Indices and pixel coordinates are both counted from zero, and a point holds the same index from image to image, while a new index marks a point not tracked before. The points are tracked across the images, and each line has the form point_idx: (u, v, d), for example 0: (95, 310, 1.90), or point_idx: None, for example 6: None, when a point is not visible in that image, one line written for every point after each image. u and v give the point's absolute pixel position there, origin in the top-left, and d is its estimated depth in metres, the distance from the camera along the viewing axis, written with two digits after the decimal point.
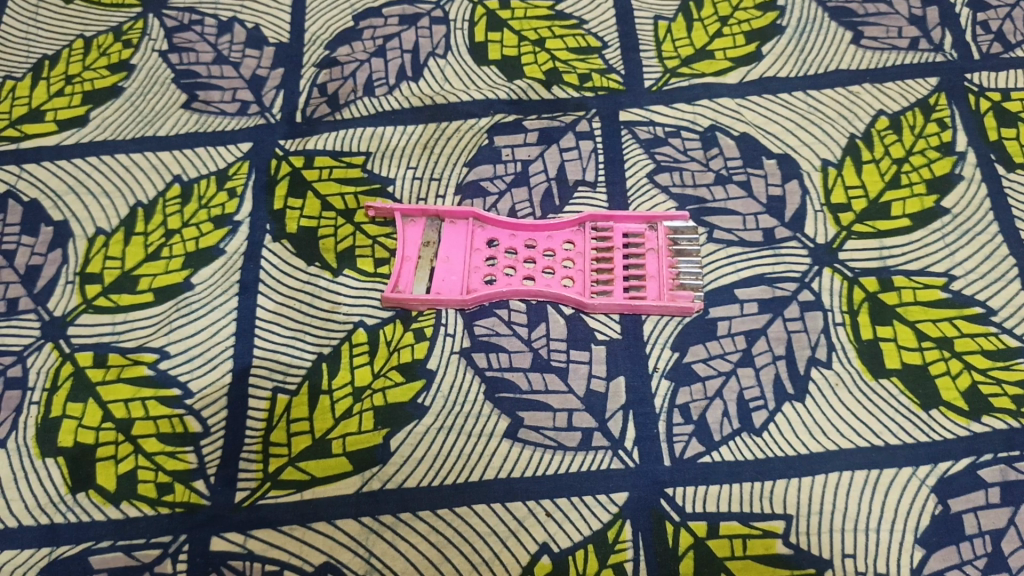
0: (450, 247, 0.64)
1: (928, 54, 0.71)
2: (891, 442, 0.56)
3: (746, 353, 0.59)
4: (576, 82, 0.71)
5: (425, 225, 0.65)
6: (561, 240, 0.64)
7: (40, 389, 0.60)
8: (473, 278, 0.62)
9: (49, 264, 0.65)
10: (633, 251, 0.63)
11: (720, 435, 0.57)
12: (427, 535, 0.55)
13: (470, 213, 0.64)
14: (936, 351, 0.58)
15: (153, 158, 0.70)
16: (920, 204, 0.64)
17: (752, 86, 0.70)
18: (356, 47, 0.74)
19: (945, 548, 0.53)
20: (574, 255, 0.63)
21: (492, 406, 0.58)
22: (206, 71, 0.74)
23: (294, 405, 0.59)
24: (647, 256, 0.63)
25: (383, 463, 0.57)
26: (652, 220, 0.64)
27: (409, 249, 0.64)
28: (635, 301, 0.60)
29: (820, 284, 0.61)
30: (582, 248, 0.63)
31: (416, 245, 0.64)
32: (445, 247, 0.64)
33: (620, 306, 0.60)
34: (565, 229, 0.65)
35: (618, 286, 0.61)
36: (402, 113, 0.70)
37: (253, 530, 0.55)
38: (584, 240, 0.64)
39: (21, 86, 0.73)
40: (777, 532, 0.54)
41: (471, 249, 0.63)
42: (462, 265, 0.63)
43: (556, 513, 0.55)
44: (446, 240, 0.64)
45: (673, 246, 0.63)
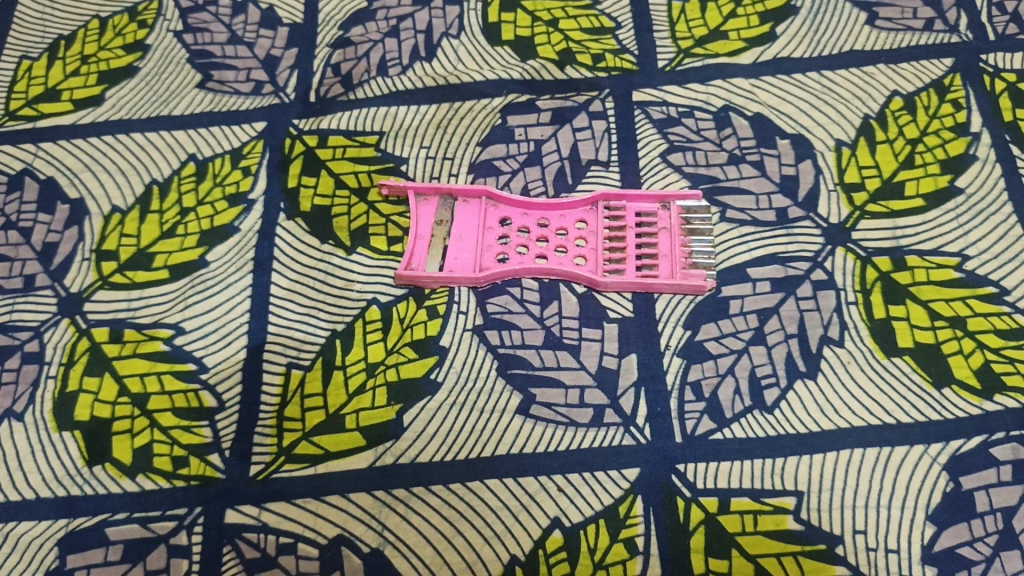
0: (462, 226, 0.64)
1: (943, 35, 0.70)
2: (903, 420, 0.56)
3: (758, 332, 0.59)
4: (589, 62, 0.71)
5: (438, 204, 0.65)
6: (574, 219, 0.64)
7: (57, 363, 0.60)
8: (486, 256, 0.63)
9: (66, 240, 0.65)
10: (646, 230, 0.63)
11: (732, 412, 0.57)
12: (440, 509, 0.55)
13: (483, 191, 0.64)
14: (949, 331, 0.58)
15: (168, 137, 0.70)
16: (934, 184, 0.63)
17: (766, 66, 0.70)
18: (369, 28, 0.74)
19: (956, 525, 0.53)
20: (587, 233, 0.63)
21: (504, 382, 0.59)
22: (220, 51, 0.74)
23: (308, 380, 0.59)
24: (659, 234, 0.63)
25: (396, 438, 0.57)
26: (665, 199, 0.64)
27: (422, 228, 0.64)
28: (647, 279, 0.60)
29: (833, 263, 0.61)
30: (595, 227, 0.64)
31: (430, 223, 0.64)
32: (458, 226, 0.64)
33: (632, 284, 0.60)
34: (579, 208, 0.65)
35: (630, 265, 0.61)
36: (416, 93, 0.71)
37: (267, 503, 0.56)
38: (597, 219, 0.64)
39: (38, 66, 0.74)
40: (789, 509, 0.54)
41: (483, 228, 0.64)
42: (475, 243, 0.63)
43: (568, 488, 0.55)
44: (459, 219, 0.64)
45: (686, 225, 0.63)
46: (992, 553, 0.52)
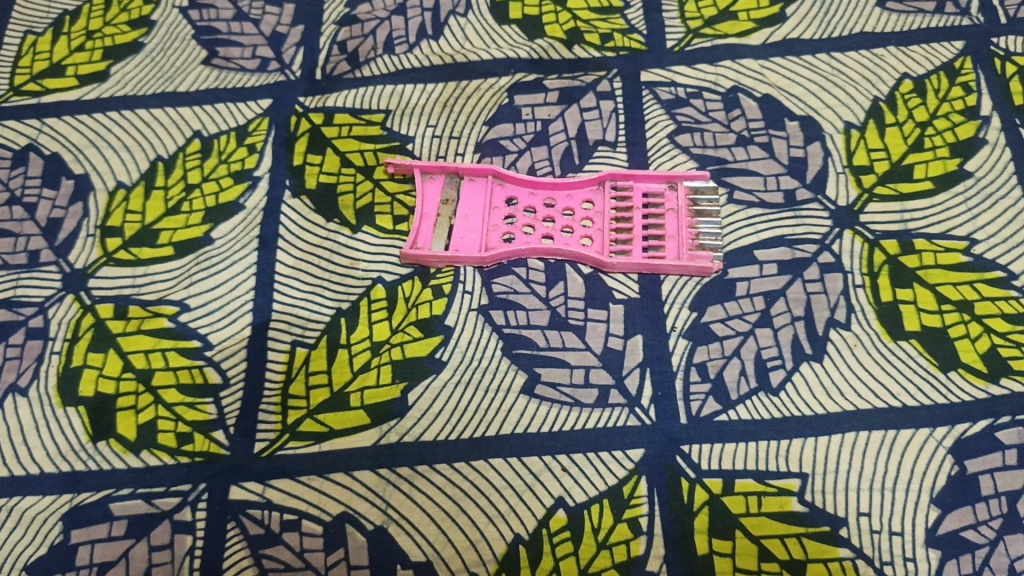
0: (468, 205, 0.64)
1: (954, 17, 0.70)
2: (908, 403, 0.56)
3: (765, 314, 0.59)
4: (597, 42, 0.70)
5: (444, 183, 0.65)
6: (581, 199, 0.64)
7: (61, 338, 0.60)
8: (491, 235, 0.62)
9: (70, 217, 0.65)
10: (653, 211, 0.63)
11: (737, 394, 0.57)
12: (444, 488, 0.55)
13: (489, 170, 0.64)
14: (956, 314, 0.58)
15: (173, 114, 0.70)
16: (943, 167, 0.63)
17: (775, 47, 0.69)
18: (376, 5, 0.73)
19: (960, 508, 0.53)
20: (593, 214, 0.63)
21: (509, 362, 0.59)
22: (226, 27, 0.73)
23: (312, 358, 0.59)
24: (666, 215, 0.62)
25: (400, 417, 0.57)
26: (672, 180, 0.64)
27: (428, 206, 0.64)
28: (653, 261, 0.60)
29: (841, 246, 0.61)
30: (602, 208, 0.63)
31: (436, 202, 0.64)
32: (463, 205, 0.64)
33: (638, 265, 0.60)
34: (586, 188, 0.64)
35: (636, 246, 0.61)
36: (423, 72, 0.70)
37: (271, 480, 0.56)
38: (604, 199, 0.63)
39: (42, 41, 0.73)
40: (794, 490, 0.54)
41: (490, 207, 0.63)
42: (481, 223, 0.63)
43: (572, 468, 0.55)
44: (465, 198, 0.64)
45: (693, 207, 0.63)
46: (996, 536, 0.52)
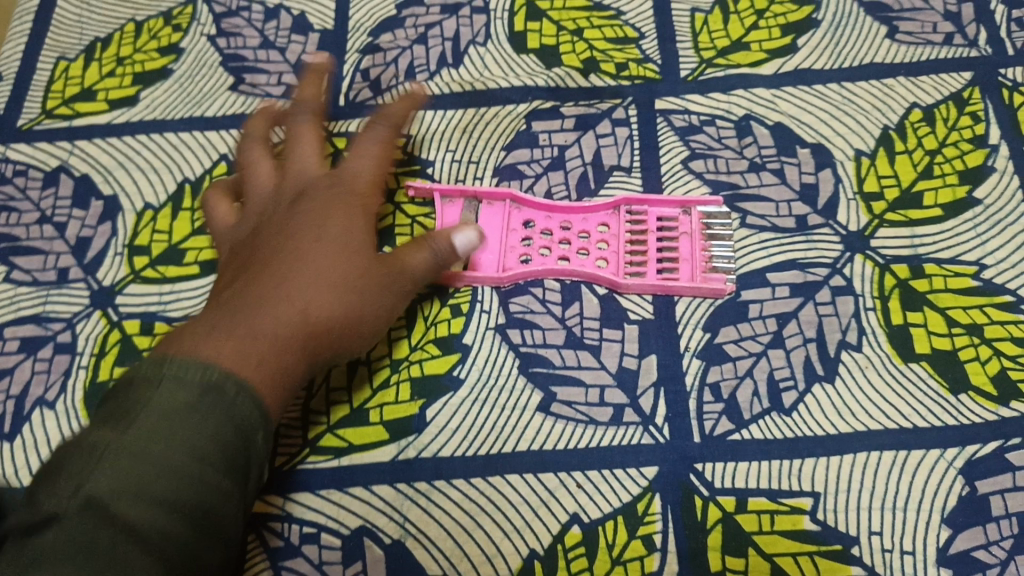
0: (486, 227, 0.65)
1: (963, 49, 0.71)
2: (919, 424, 0.57)
3: (777, 335, 0.60)
4: (613, 71, 0.72)
5: (462, 205, 0.66)
6: (597, 222, 0.65)
7: (88, 353, 0.63)
8: (508, 257, 0.63)
9: (99, 236, 0.68)
10: (668, 233, 0.64)
11: (750, 413, 0.58)
12: (460, 503, 0.56)
13: (507, 193, 0.65)
14: (966, 338, 0.59)
15: (201, 137, 0.72)
16: (952, 194, 0.64)
17: (787, 77, 0.71)
18: (398, 35, 0.75)
19: (971, 528, 0.54)
20: (609, 236, 0.64)
21: (526, 380, 0.60)
22: (252, 55, 0.75)
23: (333, 374, 0.60)
24: (681, 238, 0.64)
25: (419, 433, 0.58)
26: (686, 204, 0.65)
27: (447, 228, 0.65)
28: (667, 283, 0.61)
29: (852, 270, 0.62)
30: (618, 230, 0.64)
31: (454, 224, 0.65)
32: (481, 227, 0.65)
33: (653, 287, 0.61)
34: (601, 210, 0.65)
35: (651, 268, 0.62)
36: (443, 98, 0.72)
37: (291, 493, 0.57)
38: (620, 222, 0.64)
39: (75, 66, 0.76)
40: (806, 509, 0.55)
41: (507, 230, 0.64)
42: (499, 245, 0.64)
43: (587, 485, 0.56)
44: (483, 220, 0.65)
45: (706, 230, 0.64)
46: (1006, 556, 0.53)
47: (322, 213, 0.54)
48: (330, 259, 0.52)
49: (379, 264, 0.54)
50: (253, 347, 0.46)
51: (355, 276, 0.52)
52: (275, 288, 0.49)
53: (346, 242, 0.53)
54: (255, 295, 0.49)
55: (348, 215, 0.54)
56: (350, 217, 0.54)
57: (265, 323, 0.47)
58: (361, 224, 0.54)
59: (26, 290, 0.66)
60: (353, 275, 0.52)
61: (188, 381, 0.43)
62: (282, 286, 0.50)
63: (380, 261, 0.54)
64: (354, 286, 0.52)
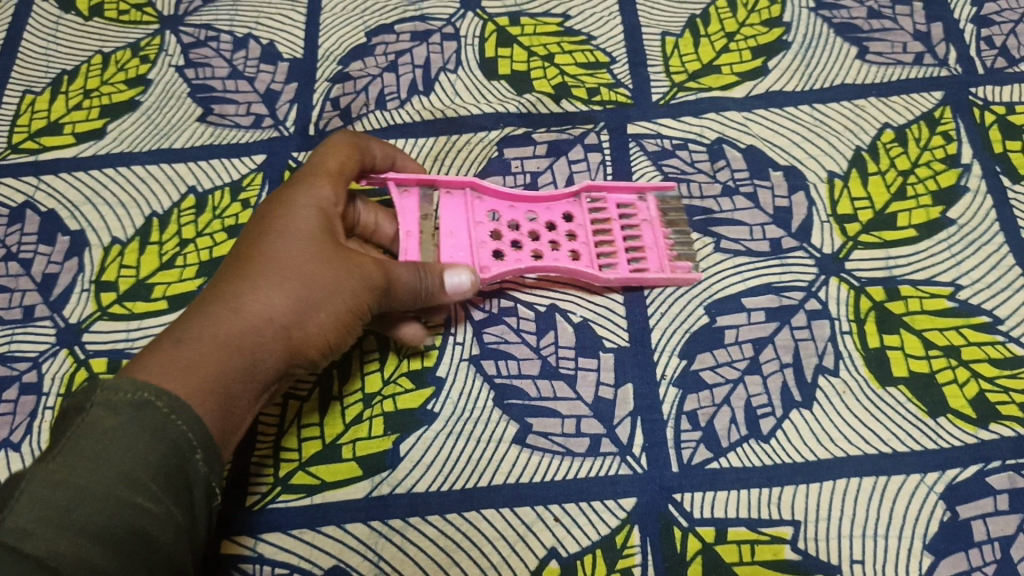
0: (451, 221, 0.62)
1: (933, 69, 0.71)
2: (898, 449, 0.56)
3: (754, 361, 0.59)
4: (584, 96, 0.72)
5: (420, 197, 0.61)
6: (559, 212, 0.64)
7: (54, 394, 0.62)
8: (480, 253, 0.61)
9: (65, 272, 0.67)
10: (629, 223, 0.64)
11: (728, 441, 0.57)
12: (436, 540, 0.55)
13: (467, 183, 0.62)
14: (943, 360, 0.59)
15: (169, 170, 0.71)
16: (926, 215, 0.64)
17: (759, 100, 0.70)
18: (368, 63, 0.75)
19: (953, 554, 0.54)
20: (575, 227, 0.63)
21: (501, 412, 0.59)
22: (221, 86, 0.75)
23: (305, 410, 0.59)
24: (642, 227, 0.64)
25: (392, 468, 0.57)
26: (643, 191, 0.65)
27: (409, 222, 0.60)
28: (641, 274, 0.61)
29: (827, 293, 0.62)
30: (581, 220, 0.64)
31: (416, 217, 0.61)
32: (446, 221, 0.62)
33: (628, 278, 0.61)
34: (562, 200, 0.64)
35: (620, 259, 0.62)
36: (414, 127, 0.72)
37: (263, 534, 0.56)
38: (582, 211, 0.64)
39: (41, 100, 0.75)
40: (786, 538, 0.54)
41: (474, 223, 0.62)
42: (467, 239, 0.61)
43: (565, 518, 0.55)
44: (446, 213, 0.62)
45: (664, 217, 0.64)
46: None
47: (275, 236, 0.51)
48: (280, 280, 0.49)
49: (333, 267, 0.50)
50: (193, 385, 0.44)
51: (303, 296, 0.49)
52: (219, 320, 0.47)
53: (307, 256, 0.50)
54: (200, 326, 0.47)
55: (307, 232, 0.51)
56: (307, 226, 0.52)
57: (205, 352, 0.45)
58: (317, 237, 0.51)
59: None
60: (298, 292, 0.49)
61: (122, 415, 0.41)
62: (229, 318, 0.47)
63: (342, 267, 0.51)
64: (308, 300, 0.49)
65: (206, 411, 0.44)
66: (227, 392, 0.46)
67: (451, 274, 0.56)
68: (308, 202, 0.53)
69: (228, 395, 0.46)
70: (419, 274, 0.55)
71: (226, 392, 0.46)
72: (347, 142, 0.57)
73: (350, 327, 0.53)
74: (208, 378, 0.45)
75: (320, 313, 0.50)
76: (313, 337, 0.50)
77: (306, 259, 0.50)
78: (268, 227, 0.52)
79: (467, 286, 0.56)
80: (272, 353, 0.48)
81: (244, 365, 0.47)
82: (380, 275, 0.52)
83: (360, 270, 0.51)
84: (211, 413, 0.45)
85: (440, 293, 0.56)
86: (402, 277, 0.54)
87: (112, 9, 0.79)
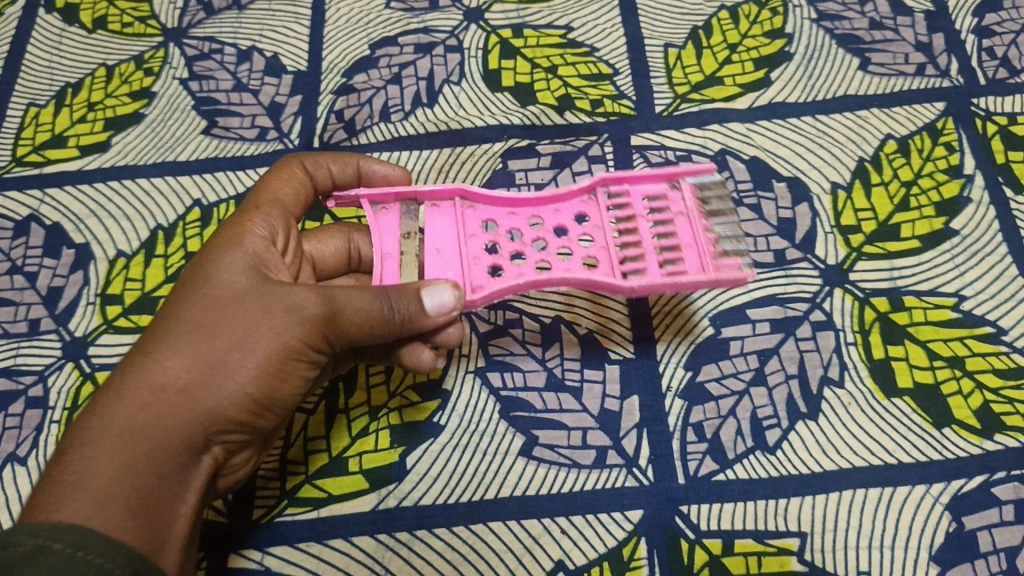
0: (437, 235, 0.57)
1: (935, 79, 0.71)
2: (904, 460, 0.56)
3: (759, 372, 0.59)
4: (588, 108, 0.72)
5: (402, 212, 0.57)
6: (572, 213, 0.58)
7: (60, 407, 0.62)
8: (474, 269, 0.56)
9: (70, 285, 0.67)
10: (658, 218, 0.57)
11: (734, 453, 0.57)
12: (443, 552, 0.55)
13: (455, 192, 0.57)
14: (948, 371, 0.59)
15: (173, 183, 0.71)
16: (929, 226, 0.64)
17: (762, 111, 0.71)
18: (372, 75, 0.75)
19: (960, 565, 0.54)
20: (590, 229, 0.58)
21: (507, 424, 0.59)
22: (225, 98, 0.75)
23: (311, 423, 0.59)
24: (675, 221, 0.57)
25: (399, 481, 0.57)
26: (673, 178, 0.58)
27: (387, 245, 0.56)
28: (683, 278, 0.53)
29: (831, 304, 0.62)
30: (599, 219, 0.58)
31: (396, 239, 0.56)
32: (433, 238, 0.57)
33: (658, 285, 0.54)
34: (575, 198, 0.59)
35: (650, 266, 0.55)
36: (418, 139, 0.72)
37: (270, 548, 0.56)
38: (599, 208, 0.58)
39: (45, 113, 0.75)
40: (793, 550, 0.54)
41: (466, 237, 0.57)
42: (458, 256, 0.56)
43: (572, 531, 0.56)
44: (433, 229, 0.57)
45: (702, 208, 0.58)
46: None
47: (191, 303, 0.48)
48: (189, 355, 0.46)
49: (248, 326, 0.47)
50: (95, 487, 0.42)
51: (213, 363, 0.46)
52: (122, 408, 0.45)
53: (218, 320, 0.47)
54: (103, 418, 0.44)
55: (221, 294, 0.48)
56: (225, 288, 0.48)
57: (107, 448, 0.43)
58: (233, 296, 0.48)
59: None
60: (206, 359, 0.46)
61: (25, 550, 0.38)
62: (131, 407, 0.45)
63: (258, 320, 0.47)
64: (221, 362, 0.46)
65: (119, 509, 0.42)
66: (141, 482, 0.43)
67: (427, 296, 0.50)
68: (231, 259, 0.50)
69: (145, 484, 0.43)
70: (370, 295, 0.49)
71: (140, 483, 0.43)
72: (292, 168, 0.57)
73: (296, 374, 0.49)
74: (111, 474, 0.43)
75: (242, 369, 0.46)
76: (243, 394, 0.47)
77: (218, 320, 0.47)
78: (182, 296, 0.49)
79: (446, 307, 0.50)
80: (189, 426, 0.45)
81: (156, 448, 0.44)
82: (317, 309, 0.48)
83: (284, 315, 0.47)
84: (124, 508, 0.42)
85: (419, 317, 0.50)
86: (348, 304, 0.48)
87: (116, 22, 0.79)
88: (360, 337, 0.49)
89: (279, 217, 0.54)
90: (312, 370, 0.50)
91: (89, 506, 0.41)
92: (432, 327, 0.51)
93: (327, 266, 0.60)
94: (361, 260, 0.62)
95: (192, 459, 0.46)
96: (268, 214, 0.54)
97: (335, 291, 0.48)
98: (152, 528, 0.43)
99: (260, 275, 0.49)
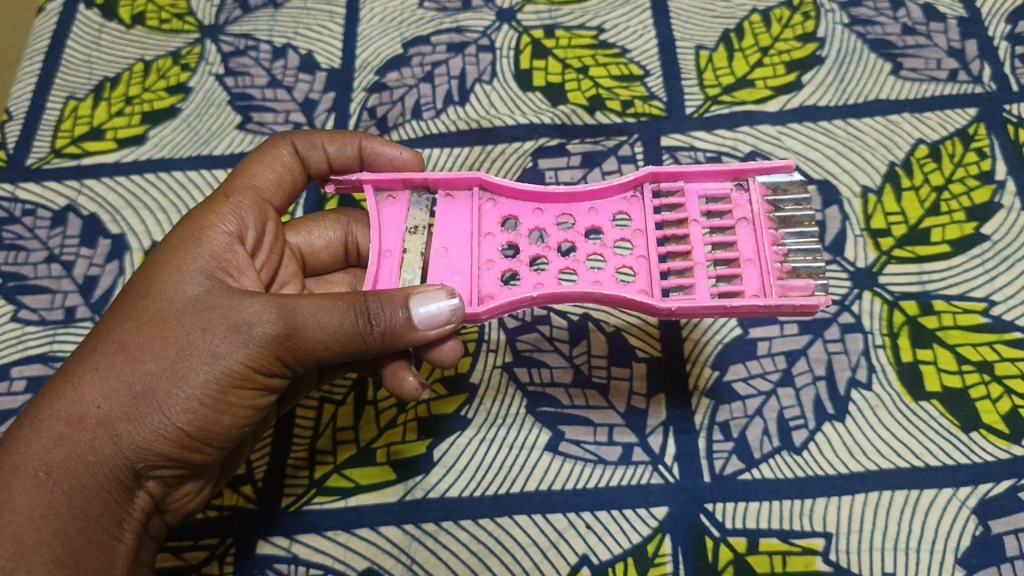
0: (448, 233, 0.53)
1: (967, 85, 0.70)
2: (931, 463, 0.56)
3: (786, 373, 0.60)
4: (619, 108, 0.72)
5: (409, 203, 0.54)
6: (613, 212, 0.54)
7: None
8: (487, 275, 0.52)
9: (106, 274, 0.68)
10: (717, 223, 0.51)
11: (760, 452, 0.57)
12: (468, 544, 0.56)
13: (474, 181, 0.53)
14: (977, 375, 0.59)
15: (208, 176, 0.72)
16: (959, 231, 0.64)
17: (793, 114, 0.71)
18: (405, 73, 0.76)
19: (986, 569, 0.53)
20: (632, 230, 0.53)
21: (533, 420, 0.59)
22: (260, 94, 0.76)
23: (340, 414, 0.60)
24: (737, 227, 0.51)
25: (425, 473, 0.58)
26: (740, 175, 0.52)
27: (387, 241, 0.53)
28: (735, 301, 0.47)
29: (860, 307, 0.62)
30: (641, 220, 0.53)
31: (398, 235, 0.53)
32: (445, 237, 0.53)
33: (703, 308, 0.48)
34: (616, 195, 0.54)
35: (700, 280, 0.50)
36: (449, 137, 0.73)
37: (297, 535, 0.57)
38: (643, 208, 0.53)
39: (84, 106, 0.76)
40: (818, 550, 0.55)
41: (481, 235, 0.53)
42: (470, 259, 0.52)
43: (597, 526, 0.56)
44: (449, 221, 0.53)
45: (772, 213, 0.52)
46: None
47: (130, 315, 0.46)
48: (115, 383, 0.44)
49: (183, 352, 0.45)
50: (11, 528, 0.42)
51: (140, 394, 0.44)
52: (44, 437, 0.44)
53: (151, 342, 0.45)
54: (21, 447, 0.44)
55: (160, 311, 0.46)
56: (164, 300, 0.46)
57: (25, 485, 0.43)
58: (171, 315, 0.45)
59: (33, 330, 0.66)
60: (133, 388, 0.44)
61: None
62: (51, 437, 0.44)
63: (195, 342, 0.45)
64: (149, 392, 0.44)
65: (36, 553, 0.42)
66: (60, 520, 0.44)
67: (415, 305, 0.45)
68: (179, 268, 0.47)
69: (67, 525, 0.44)
70: (338, 311, 0.45)
71: (61, 520, 0.44)
72: (267, 155, 0.56)
73: (239, 401, 0.47)
74: (29, 514, 0.43)
75: (171, 402, 0.45)
76: (173, 427, 0.45)
77: (151, 343, 0.45)
78: (122, 306, 0.47)
79: (438, 318, 0.45)
80: (113, 460, 0.45)
81: (78, 483, 0.44)
82: (262, 335, 0.45)
83: (221, 341, 0.45)
84: (44, 552, 0.43)
85: (404, 328, 0.45)
86: (307, 322, 0.45)
87: (154, 18, 0.80)
88: (323, 355, 0.46)
89: (249, 210, 0.53)
90: (261, 393, 0.48)
91: (8, 552, 0.42)
92: (422, 340, 0.47)
93: (317, 258, 0.61)
94: (358, 253, 0.62)
95: (121, 483, 0.46)
96: (237, 207, 0.52)
97: (288, 313, 0.45)
98: (76, 565, 0.44)
99: (206, 289, 0.46)
